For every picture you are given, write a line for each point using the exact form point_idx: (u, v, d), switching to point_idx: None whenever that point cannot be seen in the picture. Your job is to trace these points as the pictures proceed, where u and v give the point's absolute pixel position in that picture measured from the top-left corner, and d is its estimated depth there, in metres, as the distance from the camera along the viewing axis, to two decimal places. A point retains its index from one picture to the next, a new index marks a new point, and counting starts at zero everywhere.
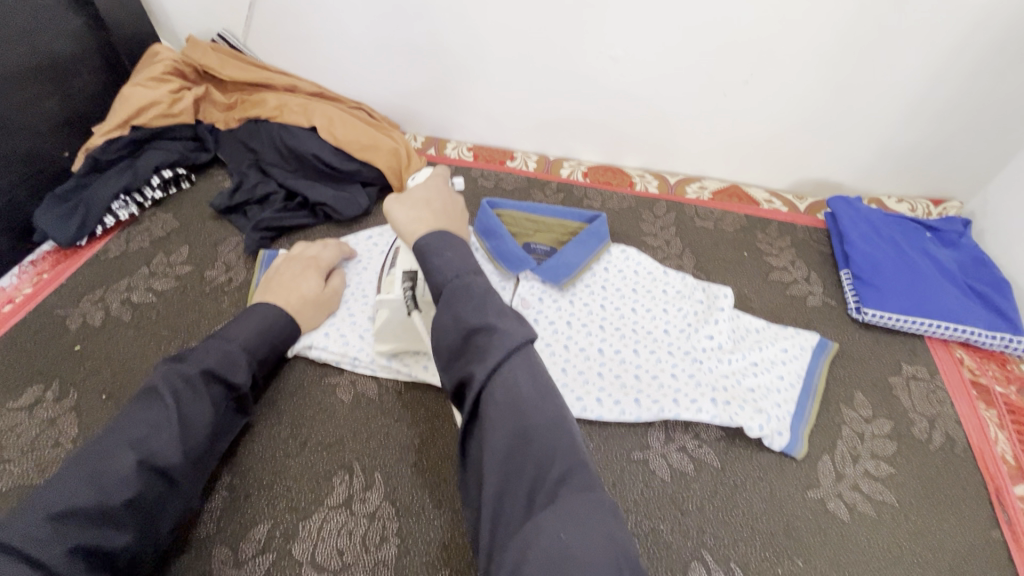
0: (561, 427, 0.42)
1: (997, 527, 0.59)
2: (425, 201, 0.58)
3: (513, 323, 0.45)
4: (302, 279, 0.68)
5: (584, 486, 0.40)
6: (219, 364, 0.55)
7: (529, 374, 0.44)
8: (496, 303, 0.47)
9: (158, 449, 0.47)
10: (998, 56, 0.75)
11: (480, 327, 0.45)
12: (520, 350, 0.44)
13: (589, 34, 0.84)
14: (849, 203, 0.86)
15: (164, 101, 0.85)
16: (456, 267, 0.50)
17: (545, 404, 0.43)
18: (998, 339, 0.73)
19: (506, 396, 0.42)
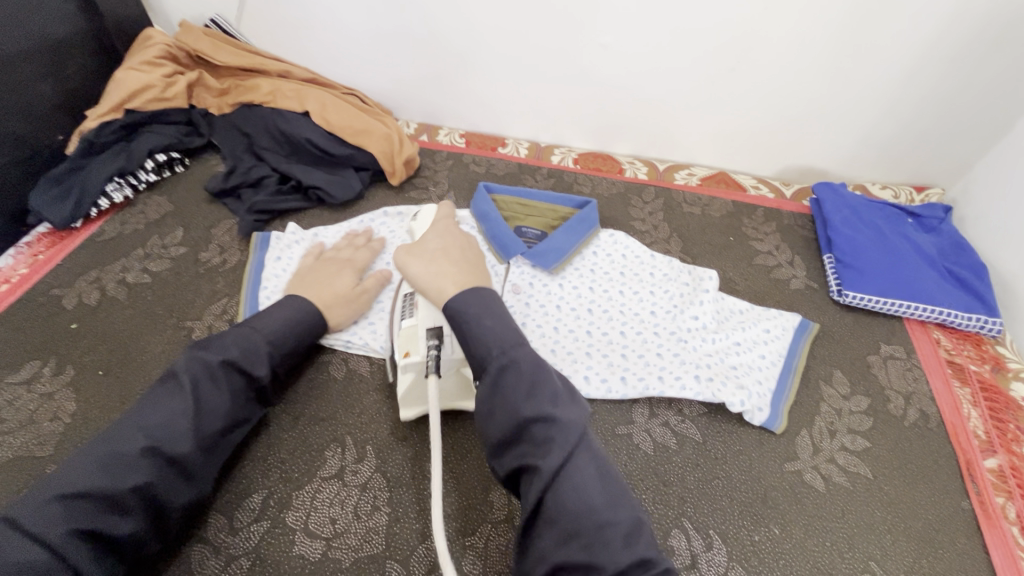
0: (630, 521, 0.43)
1: (966, 497, 0.61)
2: (444, 253, 0.58)
3: (571, 411, 0.46)
4: (336, 277, 0.68)
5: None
6: (242, 356, 0.55)
7: (592, 474, 0.44)
8: (548, 387, 0.47)
9: (171, 440, 0.48)
10: (977, 48, 0.77)
11: (537, 418, 0.45)
12: (580, 441, 0.45)
13: (579, 22, 0.85)
14: (832, 188, 0.88)
15: (158, 85, 0.86)
16: (499, 340, 0.49)
17: (609, 499, 0.43)
18: (974, 320, 0.75)
19: (577, 504, 0.42)
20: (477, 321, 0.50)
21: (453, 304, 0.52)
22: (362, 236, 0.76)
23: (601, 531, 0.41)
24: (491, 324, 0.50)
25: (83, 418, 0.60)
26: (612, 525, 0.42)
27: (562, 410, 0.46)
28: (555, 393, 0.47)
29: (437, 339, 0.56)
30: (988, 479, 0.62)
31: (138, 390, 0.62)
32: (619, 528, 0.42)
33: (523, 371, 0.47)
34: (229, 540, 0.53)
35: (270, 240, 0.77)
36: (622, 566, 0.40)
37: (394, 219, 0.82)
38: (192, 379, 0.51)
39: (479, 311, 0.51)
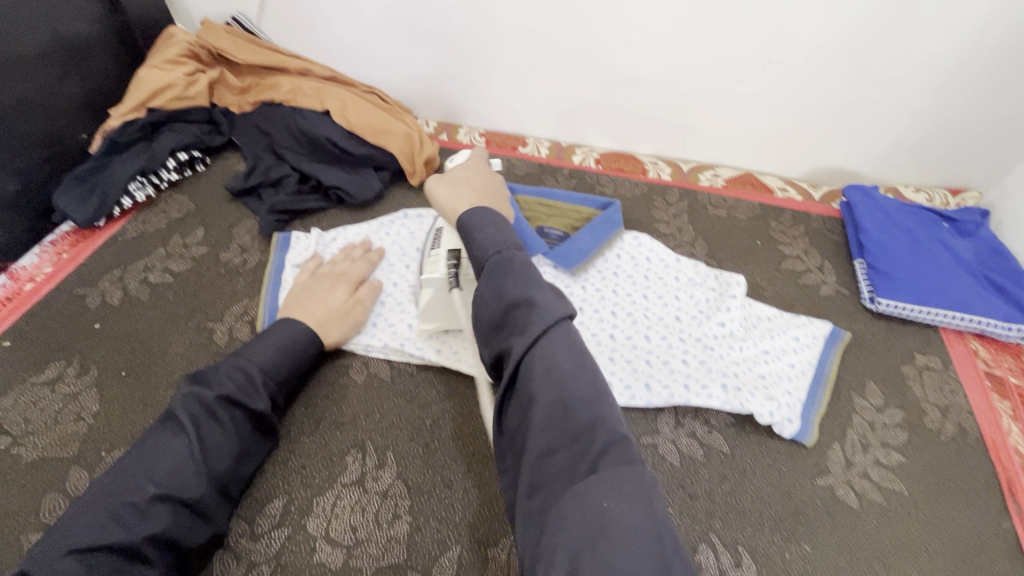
0: (602, 402, 0.40)
1: (1007, 517, 0.59)
2: (464, 183, 0.62)
3: (553, 299, 0.44)
4: (329, 293, 0.67)
5: (627, 461, 0.37)
6: (242, 390, 0.55)
7: (568, 346, 0.42)
8: (533, 278, 0.46)
9: (179, 483, 0.48)
10: (1023, 45, 0.74)
11: (520, 301, 0.44)
12: (559, 324, 0.43)
13: (604, 19, 0.83)
14: (865, 191, 0.85)
15: (180, 84, 0.86)
16: (497, 243, 0.51)
17: (583, 375, 0.41)
18: (1015, 330, 0.72)
19: (547, 372, 0.41)
20: (480, 230, 0.52)
21: (468, 216, 0.54)
22: (359, 247, 0.75)
23: (567, 405, 0.39)
24: (499, 232, 0.52)
25: (105, 419, 0.60)
26: (582, 406, 0.40)
27: (541, 296, 0.45)
28: (538, 282, 0.46)
29: (456, 260, 0.63)
30: None
31: (160, 391, 0.62)
32: (582, 414, 0.39)
33: (510, 270, 0.47)
34: (250, 546, 0.53)
35: (290, 241, 0.77)
36: (586, 440, 0.38)
37: (414, 221, 0.81)
38: (190, 417, 0.51)
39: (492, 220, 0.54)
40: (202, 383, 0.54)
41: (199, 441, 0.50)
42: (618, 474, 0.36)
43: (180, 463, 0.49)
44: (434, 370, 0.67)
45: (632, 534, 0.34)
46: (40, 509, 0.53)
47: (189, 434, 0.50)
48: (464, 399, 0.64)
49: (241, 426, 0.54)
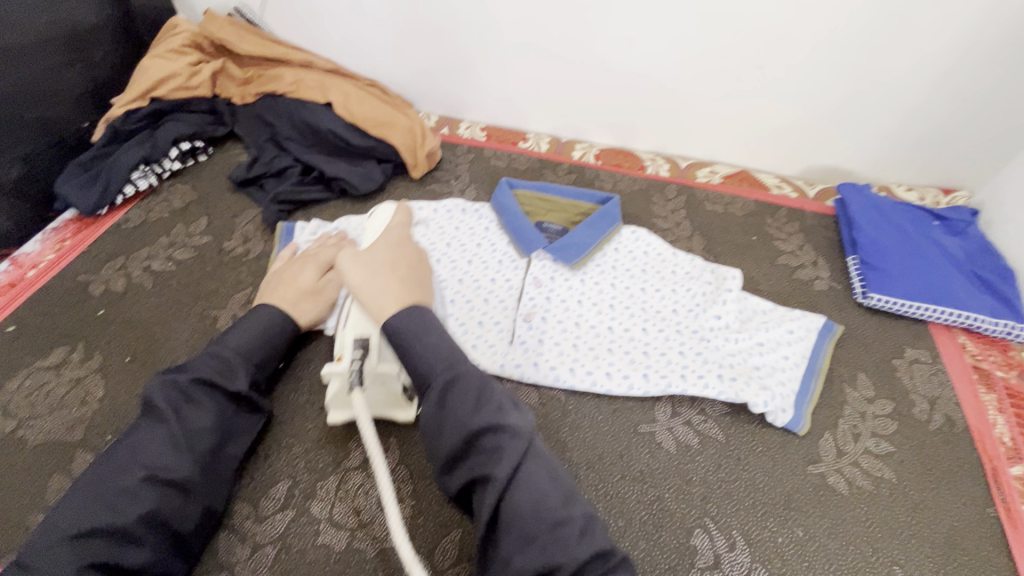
0: (582, 516, 0.43)
1: (991, 504, 0.61)
2: (389, 269, 0.58)
3: (518, 416, 0.46)
4: (298, 274, 0.67)
5: (620, 574, 0.41)
6: (217, 372, 0.55)
7: (543, 472, 0.44)
8: (493, 396, 0.47)
9: (166, 464, 0.48)
10: (1013, 47, 0.75)
11: (485, 428, 0.44)
12: (530, 450, 0.45)
13: (604, 15, 0.84)
14: (858, 189, 0.87)
15: (183, 74, 0.87)
16: (435, 357, 0.49)
17: (562, 494, 0.43)
18: (1001, 325, 0.74)
19: (529, 500, 0.42)
20: (418, 337, 0.51)
21: (393, 322, 0.52)
22: (333, 235, 0.74)
23: (557, 537, 0.41)
24: (431, 340, 0.51)
25: (111, 404, 0.60)
26: (568, 523, 0.42)
27: (507, 410, 0.46)
28: (500, 403, 0.47)
29: (366, 350, 0.56)
30: (1015, 487, 0.61)
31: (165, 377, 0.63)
32: (573, 526, 0.42)
33: (469, 391, 0.47)
34: (255, 527, 0.54)
35: (294, 230, 0.77)
36: (582, 564, 0.40)
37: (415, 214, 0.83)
38: (167, 401, 0.51)
39: (423, 324, 0.52)
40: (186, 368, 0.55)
41: (182, 424, 0.51)
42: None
43: (163, 448, 0.49)
44: None
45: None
46: (47, 490, 0.54)
47: (172, 417, 0.50)
48: None
49: (223, 409, 0.54)
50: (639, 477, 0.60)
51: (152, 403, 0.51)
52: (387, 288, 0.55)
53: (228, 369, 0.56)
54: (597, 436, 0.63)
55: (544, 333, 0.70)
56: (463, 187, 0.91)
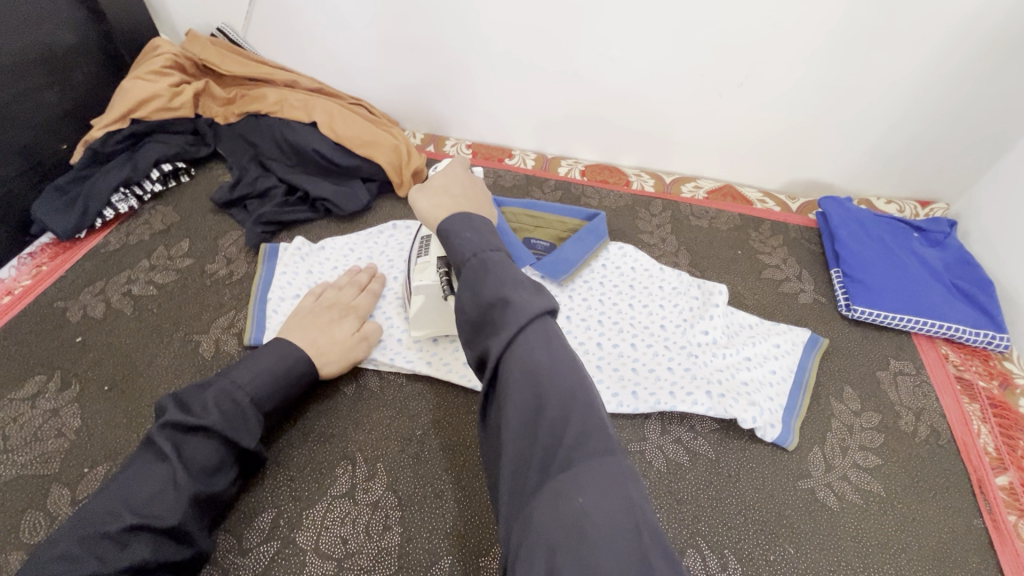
0: (579, 397, 0.38)
1: (979, 516, 0.61)
2: (440, 189, 0.57)
3: (532, 295, 0.42)
4: (335, 324, 0.65)
5: (606, 456, 0.36)
6: (229, 422, 0.53)
7: (545, 339, 0.40)
8: (512, 276, 0.44)
9: (159, 512, 0.46)
10: (983, 62, 0.77)
11: (495, 302, 0.42)
12: (540, 318, 0.41)
13: (588, 34, 0.85)
14: (839, 203, 0.88)
15: (164, 94, 0.86)
16: (475, 245, 0.48)
17: (560, 369, 0.39)
18: (982, 335, 0.75)
19: (524, 364, 0.39)
20: (459, 232, 0.49)
21: (444, 223, 0.51)
22: (363, 273, 0.72)
23: (539, 398, 0.38)
24: (469, 238, 0.48)
25: (87, 435, 0.59)
26: (563, 402, 0.38)
27: (515, 287, 0.42)
28: (513, 278, 0.43)
29: (448, 270, 0.60)
30: (1000, 497, 0.62)
31: (143, 406, 0.61)
32: (561, 396, 0.38)
33: (490, 272, 0.44)
34: (238, 561, 0.52)
35: (277, 252, 0.77)
36: (563, 435, 0.37)
37: (403, 232, 0.82)
38: (170, 443, 0.50)
39: (478, 228, 0.50)
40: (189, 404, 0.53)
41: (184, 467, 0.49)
42: (597, 469, 0.35)
43: (154, 491, 0.47)
44: (423, 380, 0.67)
45: (610, 527, 0.33)
46: (20, 528, 0.52)
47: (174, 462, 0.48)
48: (451, 410, 0.64)
49: (226, 453, 0.52)
50: None
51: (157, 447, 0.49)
52: (443, 201, 0.55)
53: (234, 411, 0.54)
54: None
55: None
56: None
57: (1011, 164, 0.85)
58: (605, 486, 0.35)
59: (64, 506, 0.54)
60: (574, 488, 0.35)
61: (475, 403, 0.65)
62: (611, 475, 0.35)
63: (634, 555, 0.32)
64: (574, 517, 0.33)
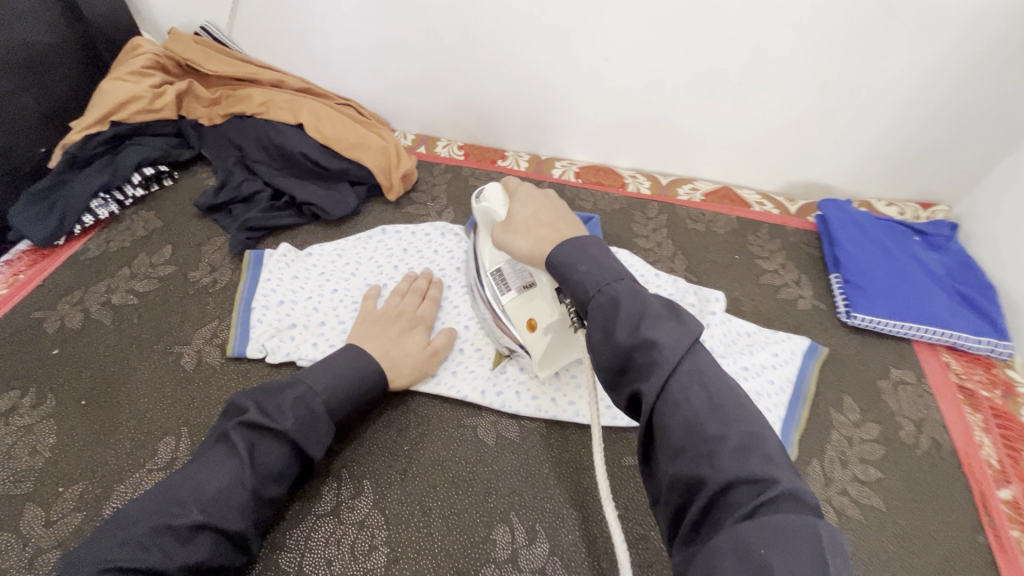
0: (752, 443, 0.36)
1: (981, 531, 0.60)
2: (535, 216, 0.57)
3: (673, 330, 0.41)
4: (405, 336, 0.66)
5: (793, 507, 0.33)
6: (302, 429, 0.52)
7: (699, 379, 0.39)
8: (653, 308, 0.43)
9: (224, 515, 0.46)
10: (986, 63, 0.75)
11: (637, 345, 0.40)
12: (690, 354, 0.40)
13: (582, 33, 0.83)
14: (839, 205, 0.86)
15: (146, 96, 0.83)
16: (597, 278, 0.46)
17: (720, 413, 0.38)
18: (984, 343, 0.74)
19: (680, 409, 0.38)
20: (575, 265, 0.48)
21: (556, 254, 0.50)
22: (421, 281, 0.72)
23: (709, 450, 0.36)
24: (589, 271, 0.47)
25: (63, 452, 0.57)
26: (725, 446, 0.36)
27: (661, 323, 0.41)
28: (656, 313, 0.42)
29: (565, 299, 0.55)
30: (1003, 511, 0.61)
31: (123, 420, 0.60)
32: (731, 444, 0.36)
33: (624, 307, 0.43)
34: None
35: (263, 258, 0.75)
36: (733, 484, 0.35)
37: (392, 238, 0.81)
38: (245, 442, 0.50)
39: (592, 255, 0.48)
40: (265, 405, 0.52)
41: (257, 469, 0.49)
42: (783, 518, 0.32)
43: (221, 490, 0.47)
44: (412, 393, 0.65)
45: None
46: None
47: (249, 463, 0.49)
48: (439, 422, 0.63)
49: (293, 460, 0.52)
50: (625, 513, 0.58)
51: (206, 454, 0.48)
52: (552, 231, 0.55)
53: (307, 418, 0.53)
54: (579, 478, 0.60)
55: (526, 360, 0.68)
56: (441, 210, 0.88)
57: (1014, 164, 0.83)
58: (796, 542, 0.31)
59: (38, 529, 0.52)
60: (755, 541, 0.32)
61: (465, 416, 0.63)
62: (799, 524, 0.32)
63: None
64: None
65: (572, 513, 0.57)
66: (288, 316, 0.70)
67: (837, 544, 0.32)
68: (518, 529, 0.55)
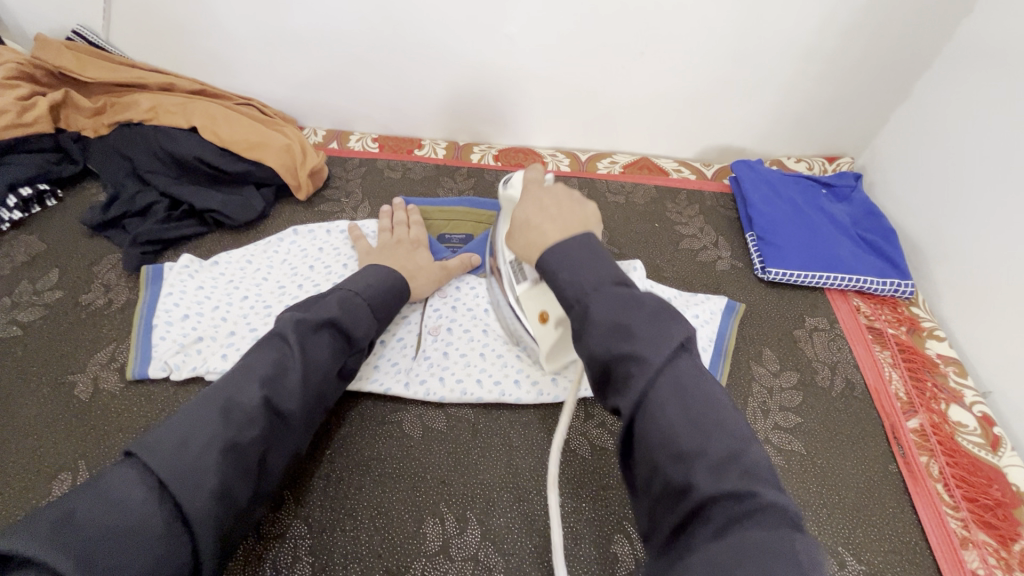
0: (731, 454, 0.35)
1: (894, 461, 0.63)
2: (537, 210, 0.52)
3: (651, 338, 0.39)
4: (415, 254, 0.70)
5: (774, 525, 0.32)
6: (344, 318, 0.56)
7: (677, 387, 0.38)
8: (634, 318, 0.40)
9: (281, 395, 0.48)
10: (868, 19, 0.78)
11: (615, 358, 0.39)
12: (673, 359, 0.38)
13: (481, 14, 0.80)
14: (750, 165, 0.88)
15: (12, 110, 0.76)
16: (591, 281, 0.43)
17: (700, 427, 0.36)
18: (889, 284, 0.78)
19: (654, 428, 0.37)
20: (558, 269, 0.44)
21: (544, 258, 0.46)
22: (398, 209, 0.77)
23: (683, 461, 0.35)
24: (569, 276, 0.44)
25: None
26: (703, 460, 0.35)
27: (643, 329, 0.39)
28: (637, 323, 0.39)
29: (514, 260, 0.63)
30: (912, 440, 0.64)
31: (8, 463, 0.56)
32: (710, 460, 0.35)
33: (600, 319, 0.40)
34: None
35: (162, 272, 0.70)
36: (707, 502, 0.33)
37: (305, 238, 0.77)
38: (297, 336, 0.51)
39: (579, 258, 0.44)
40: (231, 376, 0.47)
41: (228, 435, 0.43)
42: (759, 536, 0.31)
43: (189, 460, 0.40)
44: None
45: None
46: None
47: (221, 427, 0.43)
48: (363, 421, 0.61)
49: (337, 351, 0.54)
50: (556, 489, 0.57)
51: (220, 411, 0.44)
52: (538, 232, 0.50)
53: (319, 360, 0.52)
54: (510, 460, 0.59)
55: (450, 345, 0.67)
56: (356, 205, 0.85)
57: (909, 111, 0.87)
58: (770, 565, 0.29)
59: None
60: (732, 568, 0.30)
61: (390, 412, 0.61)
62: (776, 544, 0.30)
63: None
64: None
65: (502, 496, 0.56)
66: (193, 329, 0.65)
67: (815, 560, 0.31)
68: (448, 519, 0.54)
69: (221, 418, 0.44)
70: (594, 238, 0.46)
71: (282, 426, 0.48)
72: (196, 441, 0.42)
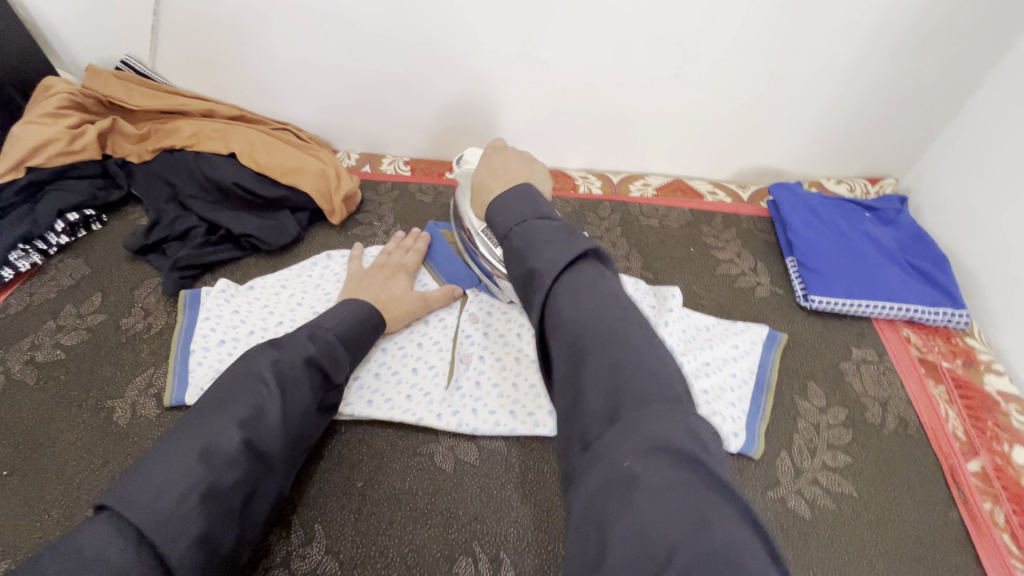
0: (620, 341, 0.40)
1: (953, 507, 0.59)
2: (490, 171, 0.62)
3: (551, 255, 0.44)
4: (393, 281, 0.70)
5: (657, 400, 0.36)
6: (320, 354, 0.55)
7: (583, 291, 0.43)
8: (545, 238, 0.46)
9: (260, 434, 0.48)
10: (913, 36, 0.76)
11: (529, 272, 0.45)
12: (575, 269, 0.44)
13: (513, 39, 0.81)
14: (789, 189, 0.86)
15: (63, 138, 0.79)
16: (520, 214, 0.50)
17: (599, 320, 0.41)
18: (941, 314, 0.74)
19: (561, 328, 0.42)
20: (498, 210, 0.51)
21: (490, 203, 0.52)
22: (409, 238, 0.77)
23: (582, 352, 0.40)
24: (502, 216, 0.50)
25: None
26: (611, 350, 0.39)
27: (546, 247, 0.45)
28: (543, 241, 0.46)
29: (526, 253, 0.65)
30: (973, 483, 0.60)
31: (48, 489, 0.57)
32: (605, 350, 0.39)
33: (519, 245, 0.47)
34: None
35: (199, 297, 0.71)
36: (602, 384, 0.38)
37: (338, 262, 0.77)
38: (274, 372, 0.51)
39: (513, 200, 0.51)
40: (205, 419, 0.47)
41: (208, 479, 0.43)
42: (642, 415, 0.35)
43: (167, 508, 0.41)
44: (365, 426, 0.62)
45: (661, 489, 0.31)
46: None
47: (201, 471, 0.43)
48: (394, 453, 0.60)
49: (317, 385, 0.54)
50: None
51: (202, 455, 0.44)
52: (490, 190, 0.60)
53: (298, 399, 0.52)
54: (543, 498, 0.57)
55: (482, 374, 0.66)
56: (388, 228, 0.86)
57: (957, 131, 0.83)
58: (653, 447, 0.33)
59: None
60: (620, 453, 0.34)
61: (421, 444, 0.60)
62: (655, 421, 0.34)
63: (686, 497, 0.31)
64: (622, 482, 0.32)
65: (537, 537, 0.54)
66: (229, 355, 0.66)
67: (694, 432, 0.34)
68: (481, 559, 0.53)
69: (197, 462, 0.44)
70: (534, 186, 0.52)
71: (265, 464, 0.48)
72: (165, 488, 0.41)
